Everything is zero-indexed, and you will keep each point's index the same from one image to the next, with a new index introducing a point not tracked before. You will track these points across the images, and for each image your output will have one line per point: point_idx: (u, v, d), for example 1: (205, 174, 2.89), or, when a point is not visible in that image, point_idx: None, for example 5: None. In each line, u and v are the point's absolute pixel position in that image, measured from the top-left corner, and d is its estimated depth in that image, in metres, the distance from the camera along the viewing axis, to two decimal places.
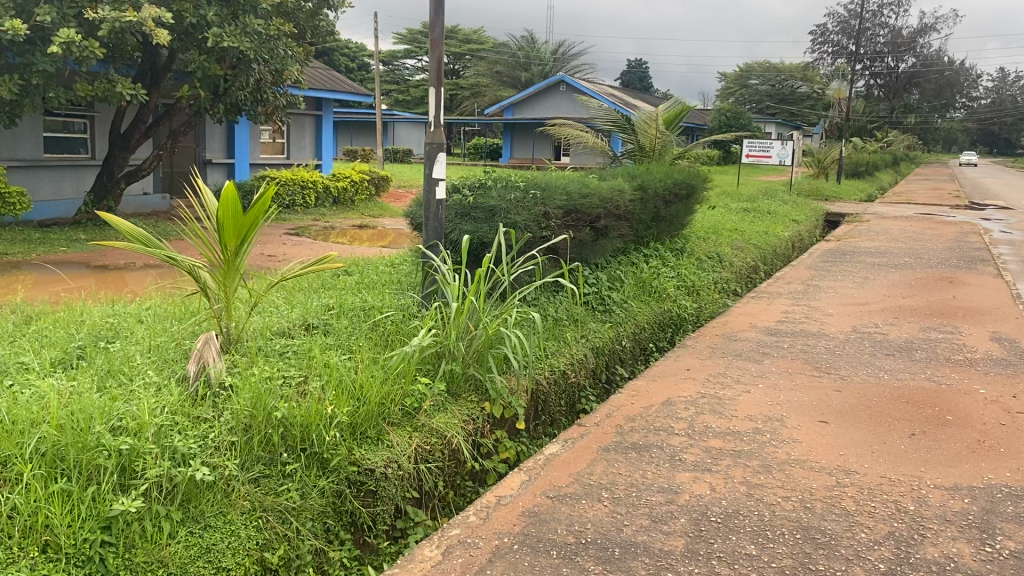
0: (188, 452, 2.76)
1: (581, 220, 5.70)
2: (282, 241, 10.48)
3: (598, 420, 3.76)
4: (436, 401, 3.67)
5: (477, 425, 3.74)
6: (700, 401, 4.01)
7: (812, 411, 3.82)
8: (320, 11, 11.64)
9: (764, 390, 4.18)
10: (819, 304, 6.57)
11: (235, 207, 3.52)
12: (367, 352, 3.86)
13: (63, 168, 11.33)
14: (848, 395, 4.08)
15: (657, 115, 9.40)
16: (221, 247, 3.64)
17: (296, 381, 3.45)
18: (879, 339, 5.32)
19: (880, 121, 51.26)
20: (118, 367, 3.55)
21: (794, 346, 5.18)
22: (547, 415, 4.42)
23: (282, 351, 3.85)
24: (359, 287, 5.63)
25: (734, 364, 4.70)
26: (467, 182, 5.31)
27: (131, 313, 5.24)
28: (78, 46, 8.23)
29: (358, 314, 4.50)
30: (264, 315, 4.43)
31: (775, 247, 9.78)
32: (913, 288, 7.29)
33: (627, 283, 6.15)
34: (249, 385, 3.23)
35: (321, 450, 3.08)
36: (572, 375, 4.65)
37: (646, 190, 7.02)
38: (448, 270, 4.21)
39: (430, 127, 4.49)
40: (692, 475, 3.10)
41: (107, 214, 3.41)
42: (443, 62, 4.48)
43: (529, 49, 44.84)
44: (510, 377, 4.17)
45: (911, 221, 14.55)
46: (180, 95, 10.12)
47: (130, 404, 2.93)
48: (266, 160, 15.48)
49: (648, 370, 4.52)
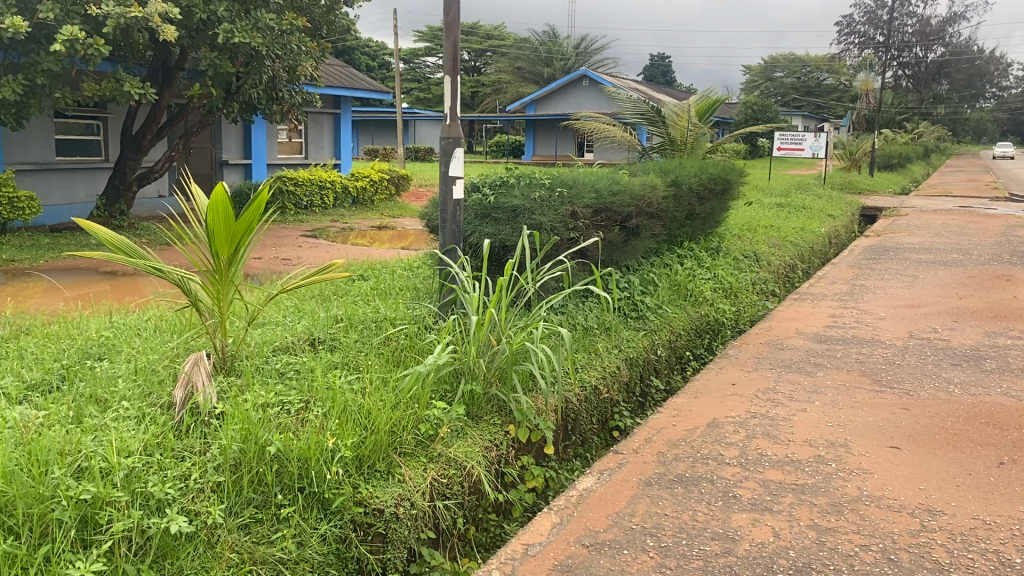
0: (164, 499, 2.38)
1: (610, 220, 5.30)
2: (299, 243, 10.13)
3: (636, 445, 3.34)
4: (454, 427, 3.26)
5: (500, 452, 3.33)
6: (751, 422, 3.57)
7: (880, 434, 3.37)
8: (337, 6, 11.31)
9: (821, 409, 3.74)
10: (869, 307, 6.10)
11: (225, 215, 3.13)
12: (378, 371, 3.46)
13: (76, 170, 11.06)
14: (918, 414, 3.63)
15: (688, 106, 8.94)
16: (213, 257, 3.25)
17: (296, 408, 3.06)
18: (941, 346, 4.85)
19: (910, 112, 50.26)
20: (97, 393, 3.17)
21: (847, 355, 4.73)
22: (577, 435, 4.02)
23: (282, 371, 3.46)
24: (374, 294, 5.24)
25: (784, 378, 4.25)
26: (488, 181, 4.93)
27: (130, 326, 4.89)
28: (82, 44, 7.91)
29: (369, 327, 4.10)
30: (266, 328, 4.06)
31: (812, 244, 9.28)
32: (969, 287, 6.77)
33: (662, 286, 5.73)
34: (242, 414, 2.85)
35: (321, 489, 2.69)
36: (605, 390, 4.24)
37: (680, 186, 6.59)
38: (467, 279, 3.80)
39: (446, 120, 4.09)
40: (750, 516, 2.68)
41: (83, 219, 3.03)
42: (458, 47, 4.07)
43: (552, 44, 44.40)
44: (537, 397, 3.77)
45: (952, 215, 13.96)
46: (190, 95, 9.80)
47: (100, 442, 2.56)
48: (284, 159, 15.16)
49: (690, 386, 4.08)
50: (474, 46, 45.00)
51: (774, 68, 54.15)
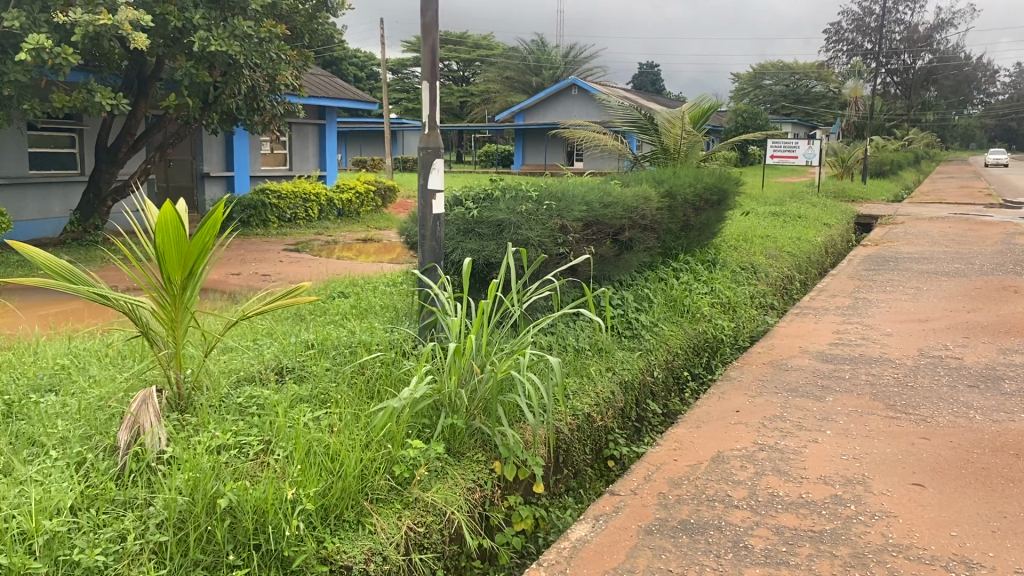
0: (92, 567, 2.08)
1: (603, 233, 5.00)
2: (281, 257, 9.79)
3: (635, 485, 3.03)
4: (433, 467, 2.95)
5: (485, 494, 3.02)
6: (759, 456, 3.27)
7: (900, 469, 3.08)
8: (318, 13, 11.02)
9: (834, 439, 3.44)
10: (874, 322, 5.81)
11: (175, 237, 2.82)
12: (349, 407, 3.16)
13: (50, 184, 10.71)
14: (939, 444, 3.33)
15: (680, 113, 8.65)
16: (164, 282, 2.93)
17: (255, 451, 2.75)
18: (955, 366, 4.57)
19: (900, 119, 50.23)
20: (34, 435, 2.85)
21: (856, 376, 4.44)
22: (569, 467, 3.73)
23: (244, 407, 3.14)
24: (352, 315, 4.92)
25: (791, 404, 3.95)
26: (471, 194, 4.63)
27: (90, 351, 4.56)
28: (49, 52, 7.59)
29: (343, 353, 3.78)
30: (231, 355, 3.75)
31: (810, 255, 9.00)
32: (977, 300, 6.50)
33: (656, 303, 5.45)
34: (192, 460, 2.53)
35: (279, 546, 2.36)
36: (599, 418, 3.93)
37: (674, 197, 6.30)
38: (448, 301, 3.48)
39: (424, 129, 3.78)
40: (765, 572, 2.37)
41: (16, 242, 2.71)
42: (437, 50, 3.78)
43: (540, 53, 44.25)
44: (524, 429, 3.46)
45: (949, 223, 13.73)
46: (167, 105, 9.48)
47: (24, 500, 2.26)
48: (267, 171, 14.82)
49: (690, 415, 3.78)
50: (462, 56, 44.72)
51: (763, 76, 54.09)
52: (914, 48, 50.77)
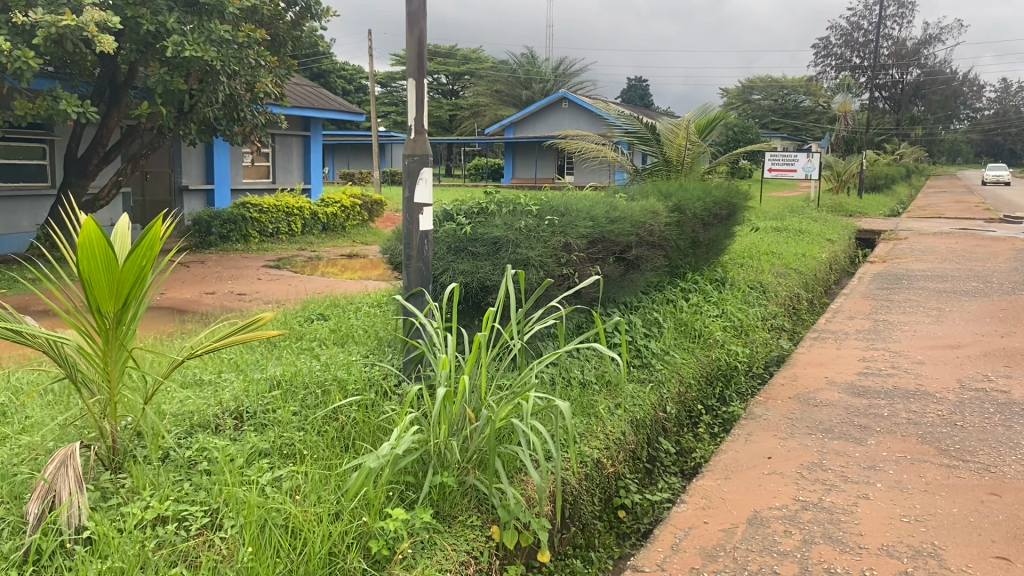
0: None
1: (609, 250, 4.51)
2: (259, 274, 9.25)
3: (662, 558, 2.53)
4: (417, 538, 2.43)
5: (481, 566, 2.50)
6: (804, 518, 2.77)
7: (975, 537, 2.59)
8: (302, 21, 10.50)
9: (888, 495, 2.94)
10: (902, 348, 5.33)
11: (102, 259, 2.29)
12: (318, 465, 2.64)
13: (18, 198, 10.23)
14: (1012, 502, 2.85)
15: (683, 121, 8.22)
16: (93, 314, 2.41)
17: (199, 523, 2.25)
18: (1003, 400, 4.09)
19: (891, 133, 50.10)
20: None
21: (895, 413, 3.94)
22: (576, 522, 3.21)
23: (191, 465, 2.63)
24: (331, 342, 4.40)
25: (830, 448, 3.45)
26: (462, 208, 4.15)
27: (32, 385, 4.02)
28: (8, 56, 7.08)
29: (313, 394, 3.26)
30: (184, 394, 3.23)
31: (817, 272, 8.52)
32: (1006, 323, 6.04)
33: (666, 327, 4.97)
34: (116, 542, 2.04)
35: None
36: (608, 464, 3.42)
37: (683, 211, 5.83)
38: (438, 334, 2.97)
39: (410, 134, 3.28)
40: None
41: None
42: (424, 45, 3.27)
43: (529, 66, 44.00)
44: (527, 483, 2.96)
45: (955, 238, 13.30)
46: (139, 114, 8.97)
47: None
48: (249, 184, 14.30)
49: (715, 464, 3.28)
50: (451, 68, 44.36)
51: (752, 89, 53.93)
52: (903, 63, 50.81)
